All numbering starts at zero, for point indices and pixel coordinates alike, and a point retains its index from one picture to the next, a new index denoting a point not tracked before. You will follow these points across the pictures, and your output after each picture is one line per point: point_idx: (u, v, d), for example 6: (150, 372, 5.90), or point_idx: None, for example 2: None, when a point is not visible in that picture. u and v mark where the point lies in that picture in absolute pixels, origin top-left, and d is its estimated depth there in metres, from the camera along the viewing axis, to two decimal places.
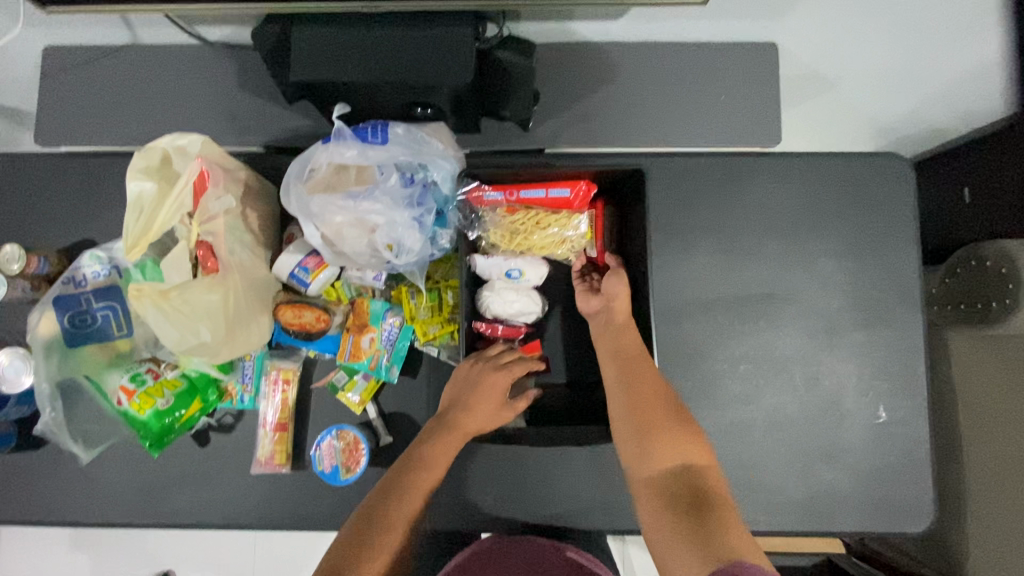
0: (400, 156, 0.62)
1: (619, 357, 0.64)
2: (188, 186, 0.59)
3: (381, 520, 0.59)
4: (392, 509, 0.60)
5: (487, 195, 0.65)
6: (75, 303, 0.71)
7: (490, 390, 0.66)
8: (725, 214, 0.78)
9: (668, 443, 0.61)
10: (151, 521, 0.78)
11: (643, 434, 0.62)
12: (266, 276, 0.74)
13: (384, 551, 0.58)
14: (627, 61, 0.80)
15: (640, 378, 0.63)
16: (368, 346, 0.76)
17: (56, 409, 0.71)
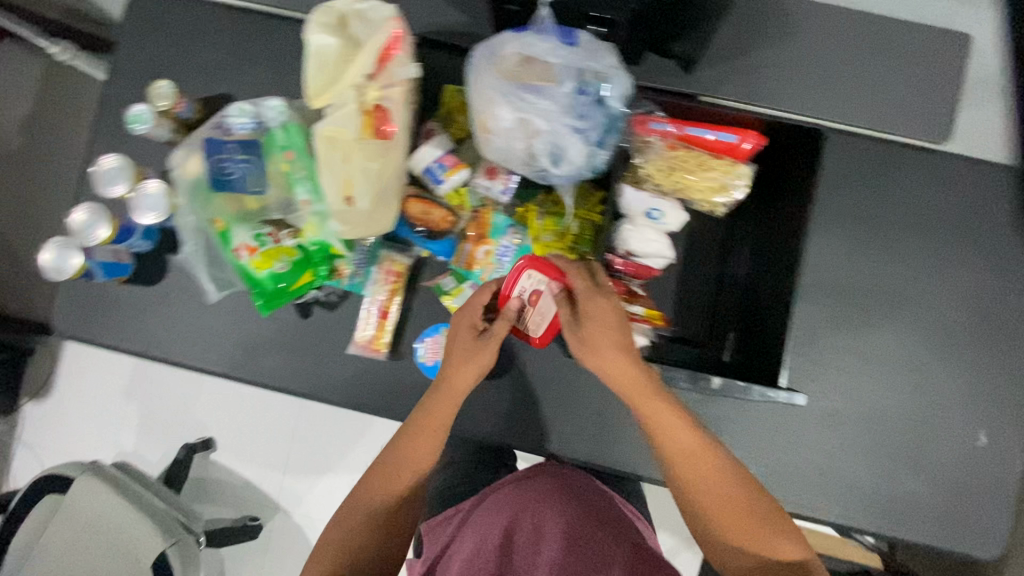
0: (583, 62, 0.60)
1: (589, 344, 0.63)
2: (377, 47, 0.58)
3: (383, 474, 0.68)
4: (387, 464, 0.69)
5: (652, 124, 0.64)
6: (219, 150, 0.72)
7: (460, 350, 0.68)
8: (872, 203, 0.75)
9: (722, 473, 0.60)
10: (244, 377, 0.80)
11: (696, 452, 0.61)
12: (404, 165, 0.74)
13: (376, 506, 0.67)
14: (811, 22, 0.75)
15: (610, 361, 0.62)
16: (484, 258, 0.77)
17: (195, 245, 0.75)
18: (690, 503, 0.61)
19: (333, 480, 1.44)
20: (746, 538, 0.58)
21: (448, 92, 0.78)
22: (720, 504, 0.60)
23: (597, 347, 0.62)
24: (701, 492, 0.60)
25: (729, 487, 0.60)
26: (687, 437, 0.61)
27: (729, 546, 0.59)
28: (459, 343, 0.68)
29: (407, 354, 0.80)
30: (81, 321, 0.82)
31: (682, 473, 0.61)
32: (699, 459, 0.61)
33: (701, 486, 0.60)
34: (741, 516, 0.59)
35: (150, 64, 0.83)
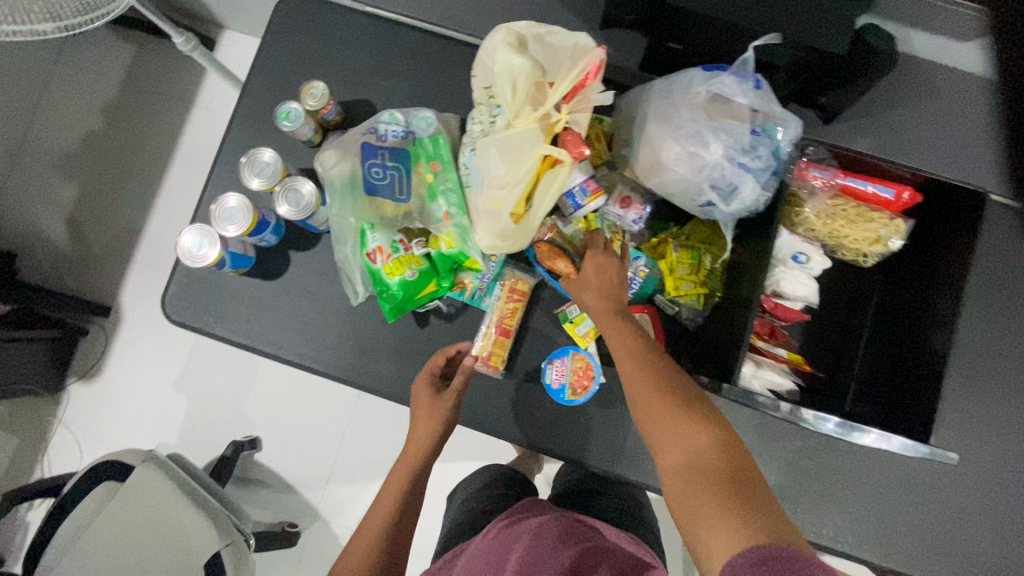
0: (768, 105, 0.61)
1: (604, 312, 0.65)
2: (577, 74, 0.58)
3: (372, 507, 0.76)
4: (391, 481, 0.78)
5: (816, 173, 0.64)
6: (373, 155, 0.72)
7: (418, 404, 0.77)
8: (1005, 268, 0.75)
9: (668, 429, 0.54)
10: (353, 380, 0.80)
11: (662, 410, 0.56)
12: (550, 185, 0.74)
13: (371, 527, 0.73)
14: (951, 87, 0.77)
15: (612, 325, 0.64)
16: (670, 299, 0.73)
17: (341, 248, 0.75)
18: (655, 444, 0.56)
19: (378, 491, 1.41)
20: (716, 480, 0.49)
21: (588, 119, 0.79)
22: (669, 438, 0.54)
23: (587, 285, 0.67)
24: (656, 430, 0.56)
25: (670, 416, 0.55)
26: (641, 370, 0.59)
27: (686, 489, 0.51)
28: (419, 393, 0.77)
29: (521, 373, 0.79)
30: (196, 310, 0.81)
31: (648, 421, 0.57)
32: (662, 413, 0.56)
33: (651, 419, 0.57)
34: (690, 452, 0.53)
35: (293, 63, 0.84)
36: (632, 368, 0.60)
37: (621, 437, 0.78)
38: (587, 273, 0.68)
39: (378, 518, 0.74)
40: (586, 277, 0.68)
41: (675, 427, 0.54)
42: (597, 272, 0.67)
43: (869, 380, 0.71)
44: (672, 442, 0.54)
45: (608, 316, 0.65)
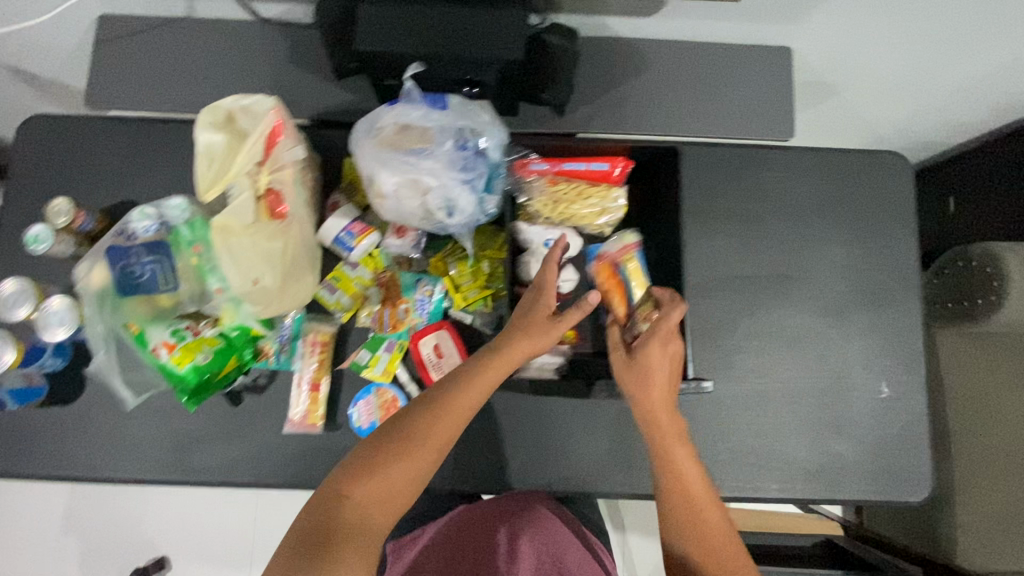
0: (457, 123, 0.67)
1: (654, 408, 0.65)
2: (261, 138, 0.62)
3: (362, 478, 0.58)
4: (449, 408, 0.62)
5: (532, 165, 0.71)
6: (126, 255, 0.73)
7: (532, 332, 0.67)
8: (743, 200, 0.83)
9: (708, 510, 0.63)
10: (180, 477, 0.78)
11: (697, 497, 0.64)
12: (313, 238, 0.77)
13: (399, 476, 0.59)
14: (657, 58, 0.86)
15: (654, 407, 0.65)
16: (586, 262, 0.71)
17: (107, 352, 0.74)
18: (673, 509, 0.64)
19: None
20: (728, 537, 0.63)
21: (347, 164, 0.83)
22: (688, 519, 0.63)
23: (645, 368, 0.65)
24: (684, 506, 0.63)
25: (702, 505, 0.63)
26: (679, 459, 0.64)
27: (702, 535, 0.63)
28: (533, 317, 0.67)
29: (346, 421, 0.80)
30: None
31: (681, 493, 0.64)
32: (705, 498, 0.64)
33: (676, 497, 0.64)
34: (719, 529, 0.63)
35: (42, 184, 0.83)
36: (670, 457, 0.64)
37: None
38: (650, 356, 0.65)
39: (397, 450, 0.60)
40: (647, 372, 0.65)
41: (693, 504, 0.63)
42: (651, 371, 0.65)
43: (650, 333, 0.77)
44: (716, 525, 0.63)
45: (665, 412, 0.66)
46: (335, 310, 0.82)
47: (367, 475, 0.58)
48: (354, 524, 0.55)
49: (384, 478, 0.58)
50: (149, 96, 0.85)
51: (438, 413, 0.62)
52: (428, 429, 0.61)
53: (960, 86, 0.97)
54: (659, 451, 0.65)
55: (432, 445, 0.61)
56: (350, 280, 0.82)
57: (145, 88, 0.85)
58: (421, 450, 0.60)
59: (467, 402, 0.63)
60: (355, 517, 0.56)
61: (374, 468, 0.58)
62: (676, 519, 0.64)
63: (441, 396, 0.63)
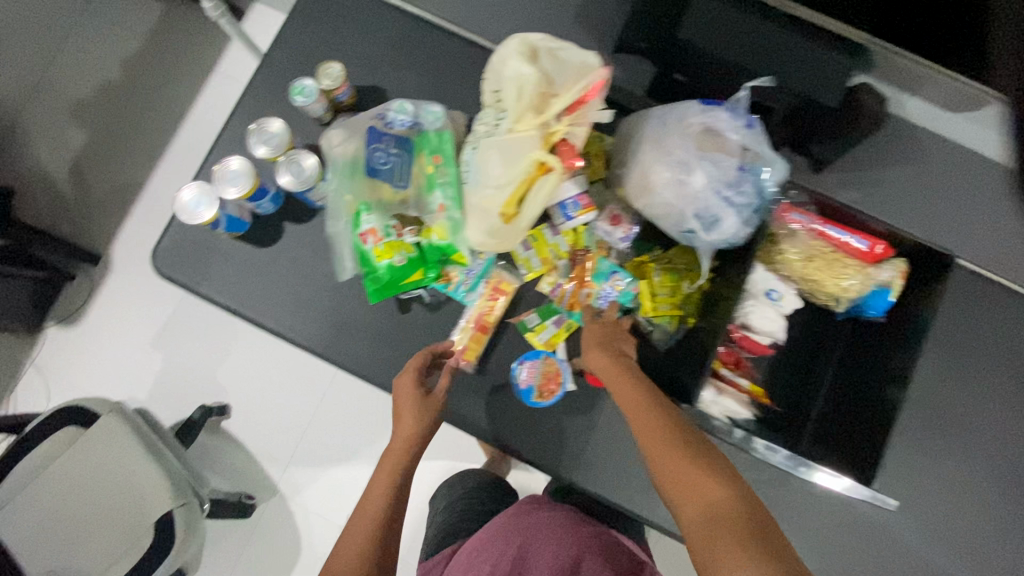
0: (757, 146, 0.63)
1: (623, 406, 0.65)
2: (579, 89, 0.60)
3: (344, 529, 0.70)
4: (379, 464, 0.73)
5: (796, 216, 0.68)
6: (377, 139, 0.75)
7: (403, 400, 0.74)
8: (966, 330, 0.78)
9: (685, 487, 0.56)
10: (329, 355, 0.81)
11: (660, 466, 0.58)
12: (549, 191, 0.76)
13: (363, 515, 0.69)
14: (938, 154, 0.81)
15: (631, 408, 0.64)
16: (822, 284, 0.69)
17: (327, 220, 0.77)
18: (693, 526, 0.54)
19: (340, 478, 1.41)
20: (733, 526, 0.51)
21: (589, 136, 0.82)
22: (679, 474, 0.57)
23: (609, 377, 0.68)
24: (666, 476, 0.58)
25: (680, 447, 0.58)
26: (641, 426, 0.62)
27: (718, 554, 0.49)
28: (403, 393, 0.74)
29: (494, 372, 0.81)
30: (185, 267, 0.82)
31: (665, 471, 0.58)
32: (693, 479, 0.56)
33: (670, 477, 0.57)
34: (707, 500, 0.54)
35: (314, 39, 0.85)
36: (658, 450, 0.59)
37: (579, 444, 0.80)
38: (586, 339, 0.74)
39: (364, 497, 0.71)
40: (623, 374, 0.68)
41: (688, 477, 0.56)
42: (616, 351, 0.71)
43: (829, 425, 0.73)
44: (688, 495, 0.55)
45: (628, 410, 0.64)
46: (522, 267, 0.82)
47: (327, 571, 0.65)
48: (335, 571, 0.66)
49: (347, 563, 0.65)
50: None
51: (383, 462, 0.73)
52: (354, 547, 0.66)
53: None
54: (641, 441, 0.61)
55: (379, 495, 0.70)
56: (546, 244, 0.82)
57: None
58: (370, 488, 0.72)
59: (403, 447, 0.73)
60: (349, 558, 0.65)
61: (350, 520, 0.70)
62: (682, 509, 0.56)
63: (388, 451, 0.74)
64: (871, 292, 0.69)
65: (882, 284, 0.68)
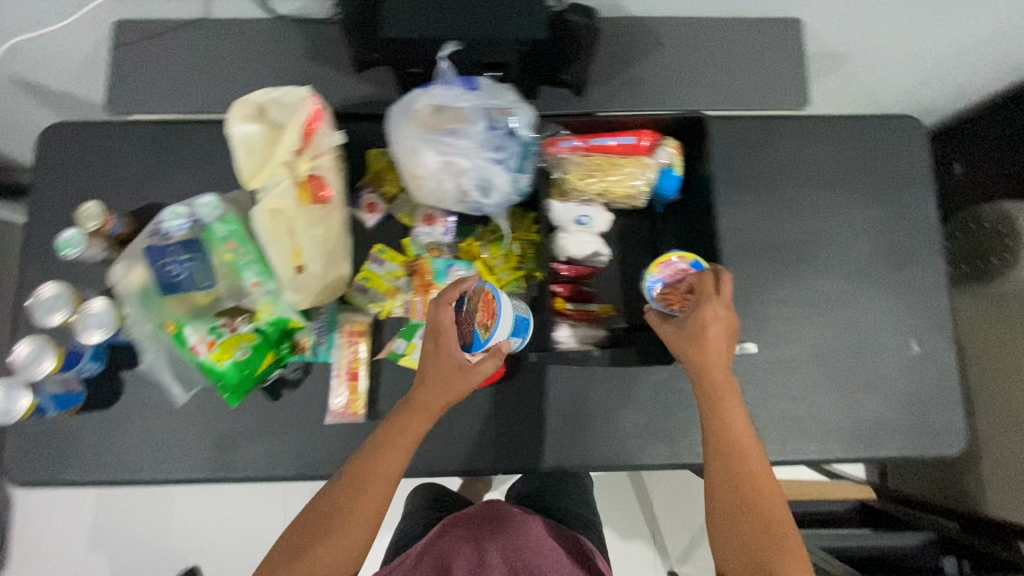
0: (488, 103, 0.68)
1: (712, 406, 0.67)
2: (299, 123, 0.62)
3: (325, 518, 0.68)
4: (377, 464, 0.69)
5: (561, 141, 0.72)
6: (162, 254, 0.73)
7: (444, 374, 0.69)
8: (768, 170, 0.84)
9: (767, 487, 0.65)
10: (223, 474, 0.79)
11: (733, 482, 0.65)
12: None
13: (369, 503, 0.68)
14: (669, 35, 0.87)
15: (730, 414, 0.67)
16: (622, 184, 0.73)
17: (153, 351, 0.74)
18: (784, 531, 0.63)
19: None
20: (757, 525, 0.63)
21: (372, 156, 0.84)
22: (727, 495, 0.65)
23: (707, 353, 0.68)
24: (733, 489, 0.65)
25: (742, 471, 0.65)
26: (744, 429, 0.67)
27: (728, 533, 0.64)
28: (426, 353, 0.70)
29: (388, 408, 0.81)
30: (43, 462, 0.78)
31: (722, 481, 0.65)
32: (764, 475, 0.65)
33: (715, 483, 0.66)
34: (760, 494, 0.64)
35: (63, 187, 0.82)
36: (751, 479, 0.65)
37: None
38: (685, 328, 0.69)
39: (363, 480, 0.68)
40: (713, 375, 0.68)
41: (756, 474, 0.65)
42: (704, 346, 0.68)
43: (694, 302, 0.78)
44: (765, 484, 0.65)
45: (732, 412, 0.67)
46: (370, 306, 0.82)
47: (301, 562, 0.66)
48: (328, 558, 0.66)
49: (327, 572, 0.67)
50: (169, 97, 0.85)
51: (377, 449, 0.69)
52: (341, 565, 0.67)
53: (978, 45, 0.95)
54: (715, 433, 0.66)
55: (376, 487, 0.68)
56: (380, 277, 0.83)
57: (165, 89, 0.85)
58: (371, 485, 0.68)
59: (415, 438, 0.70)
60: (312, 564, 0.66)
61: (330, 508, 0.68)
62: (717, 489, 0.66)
63: (384, 461, 0.69)
64: (659, 176, 0.74)
65: (664, 165, 0.73)
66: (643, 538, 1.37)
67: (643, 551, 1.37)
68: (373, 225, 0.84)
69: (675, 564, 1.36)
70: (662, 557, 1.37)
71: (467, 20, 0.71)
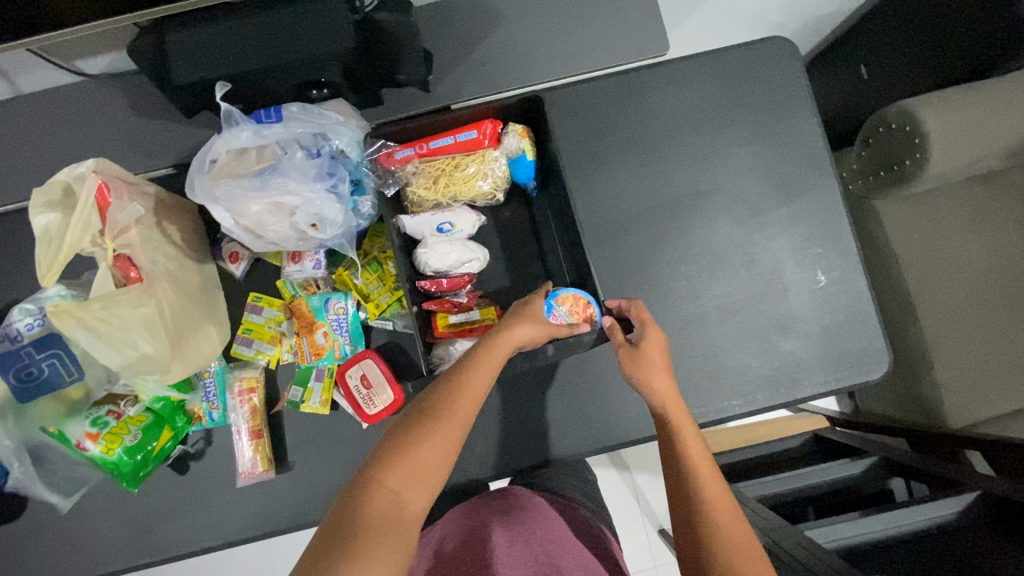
0: (300, 132, 0.63)
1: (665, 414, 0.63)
2: (90, 202, 0.58)
3: (400, 448, 0.54)
4: (468, 387, 0.59)
5: (397, 153, 0.70)
6: (17, 358, 0.67)
7: (529, 317, 0.66)
8: (636, 127, 0.79)
9: (731, 506, 0.58)
10: (148, 558, 0.77)
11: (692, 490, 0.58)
12: (202, 275, 0.74)
13: (442, 439, 0.55)
14: (508, 4, 0.81)
15: (685, 423, 0.62)
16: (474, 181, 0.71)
17: (24, 463, 0.72)
18: (729, 544, 0.55)
19: None
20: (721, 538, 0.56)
21: None
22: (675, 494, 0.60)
23: (643, 371, 0.64)
24: (689, 497, 0.58)
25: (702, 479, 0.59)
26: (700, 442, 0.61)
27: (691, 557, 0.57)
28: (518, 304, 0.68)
29: (300, 457, 0.78)
30: None
31: (677, 491, 0.60)
32: (718, 479, 0.59)
33: (677, 493, 0.60)
34: (723, 502, 0.58)
35: None
36: (683, 482, 0.59)
37: None
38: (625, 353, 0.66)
39: (438, 405, 0.57)
40: (656, 373, 0.64)
41: (717, 485, 0.59)
42: (648, 348, 0.66)
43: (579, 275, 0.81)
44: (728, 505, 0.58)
45: (684, 418, 0.63)
46: (259, 359, 0.79)
47: (341, 552, 0.47)
48: (387, 509, 0.51)
49: (354, 567, 0.46)
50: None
51: (464, 369, 0.60)
52: (404, 504, 0.52)
53: None
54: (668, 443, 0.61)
55: (463, 415, 0.58)
56: (261, 327, 0.79)
57: None
58: (440, 430, 0.56)
59: (506, 358, 0.63)
60: (386, 505, 0.51)
61: (408, 438, 0.55)
62: (676, 503, 0.60)
63: (440, 413, 0.57)
64: (512, 162, 0.72)
65: (511, 154, 0.71)
66: (628, 506, 1.36)
67: (630, 517, 1.36)
68: (243, 274, 0.80)
69: (663, 521, 1.35)
70: (649, 518, 1.36)
71: (264, 45, 0.65)
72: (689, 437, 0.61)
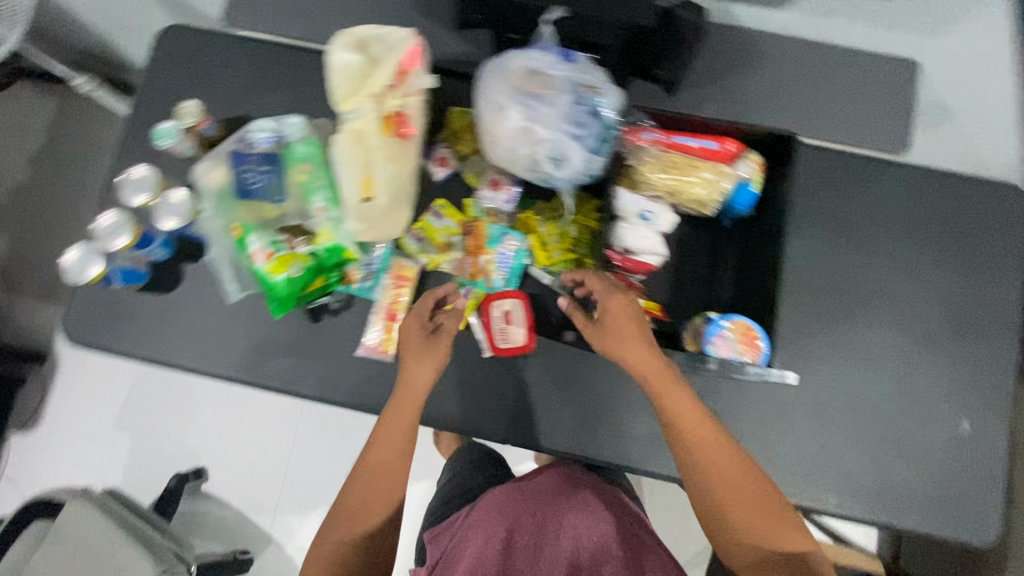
0: (583, 76, 0.68)
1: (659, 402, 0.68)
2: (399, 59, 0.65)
3: (363, 473, 0.75)
4: (393, 425, 0.74)
5: (643, 133, 0.75)
6: (244, 161, 0.77)
7: (410, 357, 0.75)
8: (841, 207, 0.82)
9: (743, 489, 0.68)
10: (253, 379, 0.83)
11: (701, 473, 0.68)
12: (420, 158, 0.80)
13: (391, 469, 0.75)
14: (776, 51, 0.84)
15: (669, 397, 0.69)
16: (698, 185, 0.74)
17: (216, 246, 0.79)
18: (742, 514, 0.67)
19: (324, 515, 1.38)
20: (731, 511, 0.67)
21: (455, 114, 0.87)
22: (698, 477, 0.69)
23: (609, 339, 0.70)
24: (697, 478, 0.69)
25: (709, 465, 0.68)
26: (697, 421, 0.68)
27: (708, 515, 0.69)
28: (409, 331, 0.76)
29: None
30: (96, 329, 0.84)
31: (695, 470, 0.69)
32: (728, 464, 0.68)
33: (690, 474, 0.69)
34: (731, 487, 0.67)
35: (170, 86, 0.88)
36: (693, 466, 0.68)
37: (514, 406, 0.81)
38: (611, 329, 0.71)
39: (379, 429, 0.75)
40: (624, 340, 0.70)
41: (721, 468, 0.68)
42: (611, 324, 0.71)
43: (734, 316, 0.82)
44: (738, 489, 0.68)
45: (671, 399, 0.68)
46: (421, 257, 0.84)
47: (339, 523, 0.74)
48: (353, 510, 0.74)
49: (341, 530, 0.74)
50: (279, 21, 0.89)
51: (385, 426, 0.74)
52: (367, 514, 0.74)
53: None
54: (668, 418, 0.69)
55: (395, 447, 0.74)
56: (436, 231, 0.85)
57: (275, 12, 0.89)
58: (386, 451, 0.74)
59: (412, 400, 0.74)
60: (354, 508, 0.74)
61: (375, 461, 0.75)
62: (691, 481, 0.70)
63: (378, 448, 0.74)
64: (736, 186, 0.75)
65: (742, 177, 0.74)
66: None
67: None
68: (441, 179, 0.86)
69: None
70: None
71: None
72: (684, 423, 0.68)
